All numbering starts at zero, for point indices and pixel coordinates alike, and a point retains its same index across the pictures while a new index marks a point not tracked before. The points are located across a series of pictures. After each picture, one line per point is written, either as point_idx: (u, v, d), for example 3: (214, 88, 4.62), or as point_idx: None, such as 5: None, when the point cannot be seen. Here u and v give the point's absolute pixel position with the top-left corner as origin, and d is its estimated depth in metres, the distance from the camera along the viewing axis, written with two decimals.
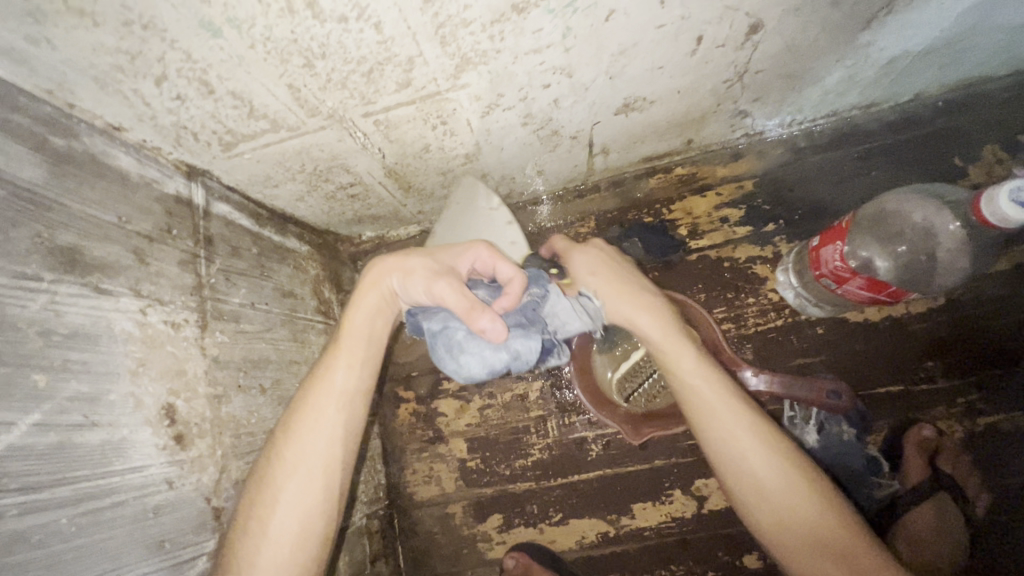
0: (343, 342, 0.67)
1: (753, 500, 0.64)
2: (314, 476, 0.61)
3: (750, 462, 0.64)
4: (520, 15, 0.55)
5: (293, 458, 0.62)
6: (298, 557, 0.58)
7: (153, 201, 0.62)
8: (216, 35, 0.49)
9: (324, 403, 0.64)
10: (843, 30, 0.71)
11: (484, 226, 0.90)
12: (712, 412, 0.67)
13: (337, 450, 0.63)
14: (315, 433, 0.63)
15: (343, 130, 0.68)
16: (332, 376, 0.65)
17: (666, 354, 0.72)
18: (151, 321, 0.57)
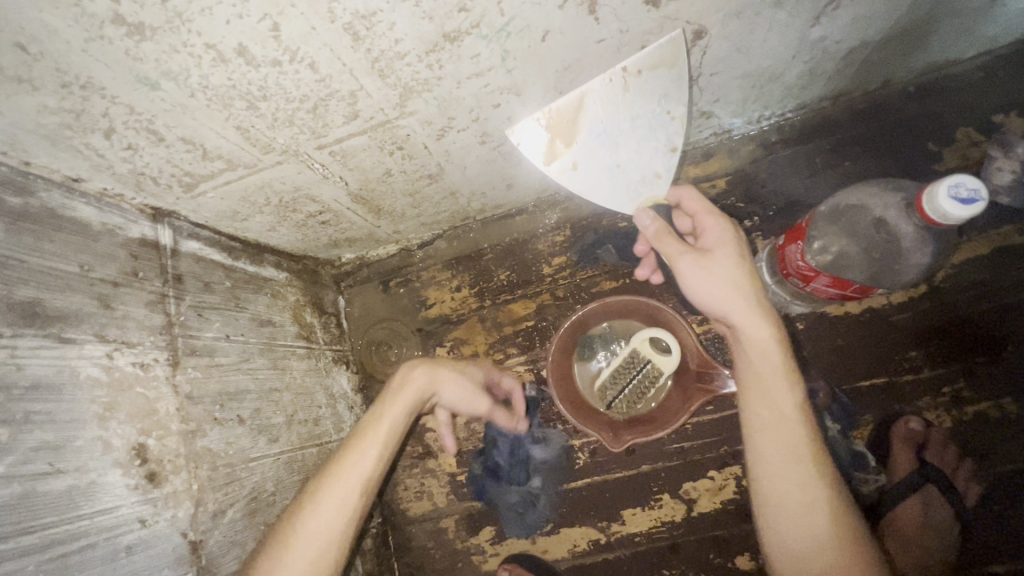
0: (376, 433, 0.73)
1: (809, 558, 0.64)
2: (320, 555, 0.64)
3: (801, 494, 0.66)
4: (453, 44, 0.55)
5: (308, 533, 0.65)
6: None
7: (117, 246, 0.64)
8: (155, 88, 0.50)
9: (344, 482, 0.68)
10: (793, 28, 0.71)
11: (644, 136, 0.71)
12: (794, 459, 0.67)
13: (343, 534, 0.66)
14: (331, 513, 0.66)
15: (301, 163, 0.70)
16: (360, 460, 0.70)
17: (754, 385, 0.71)
18: (119, 364, 0.59)
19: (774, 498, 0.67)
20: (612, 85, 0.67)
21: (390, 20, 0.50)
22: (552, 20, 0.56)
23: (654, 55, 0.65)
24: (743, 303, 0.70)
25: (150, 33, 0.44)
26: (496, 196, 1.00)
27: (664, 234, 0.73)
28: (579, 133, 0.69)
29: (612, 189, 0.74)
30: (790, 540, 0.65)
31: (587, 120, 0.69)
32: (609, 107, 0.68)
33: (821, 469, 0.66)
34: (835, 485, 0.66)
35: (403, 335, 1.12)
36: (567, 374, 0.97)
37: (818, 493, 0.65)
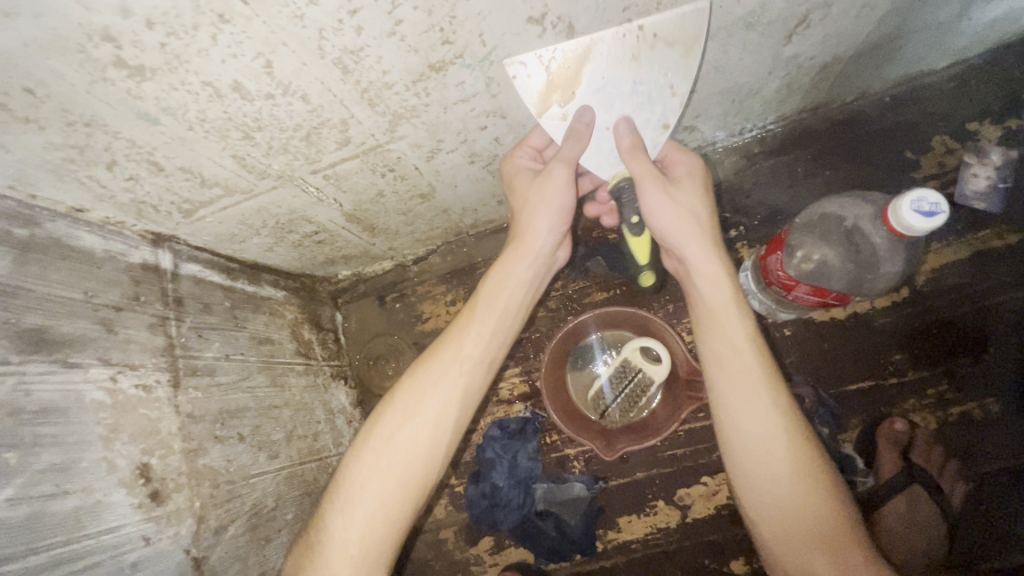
0: (478, 312, 0.77)
1: (763, 481, 0.67)
2: (426, 426, 0.71)
3: (759, 426, 0.68)
4: (438, 73, 0.58)
5: (415, 409, 0.71)
6: (398, 492, 0.68)
7: (120, 272, 0.66)
8: (155, 123, 0.53)
9: (449, 365, 0.74)
10: (766, 46, 0.74)
11: (640, 106, 0.68)
12: (747, 388, 0.69)
13: (450, 409, 0.72)
14: (437, 392, 0.72)
15: (296, 187, 0.72)
16: (462, 343, 0.75)
17: (707, 323, 0.75)
18: (122, 387, 0.61)
19: (732, 426, 0.70)
20: (623, 42, 0.61)
21: (378, 54, 0.53)
22: (532, 49, 0.59)
23: (671, 25, 0.61)
24: (694, 235, 0.73)
25: (150, 74, 0.47)
26: (488, 211, 1.02)
27: (637, 152, 0.69)
28: (579, 84, 0.64)
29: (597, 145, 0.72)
30: (744, 465, 0.69)
31: (588, 71, 0.63)
32: (616, 63, 0.63)
33: (772, 397, 0.69)
34: (791, 413, 0.69)
35: (400, 348, 1.14)
36: (560, 384, 0.98)
37: (769, 419, 0.68)
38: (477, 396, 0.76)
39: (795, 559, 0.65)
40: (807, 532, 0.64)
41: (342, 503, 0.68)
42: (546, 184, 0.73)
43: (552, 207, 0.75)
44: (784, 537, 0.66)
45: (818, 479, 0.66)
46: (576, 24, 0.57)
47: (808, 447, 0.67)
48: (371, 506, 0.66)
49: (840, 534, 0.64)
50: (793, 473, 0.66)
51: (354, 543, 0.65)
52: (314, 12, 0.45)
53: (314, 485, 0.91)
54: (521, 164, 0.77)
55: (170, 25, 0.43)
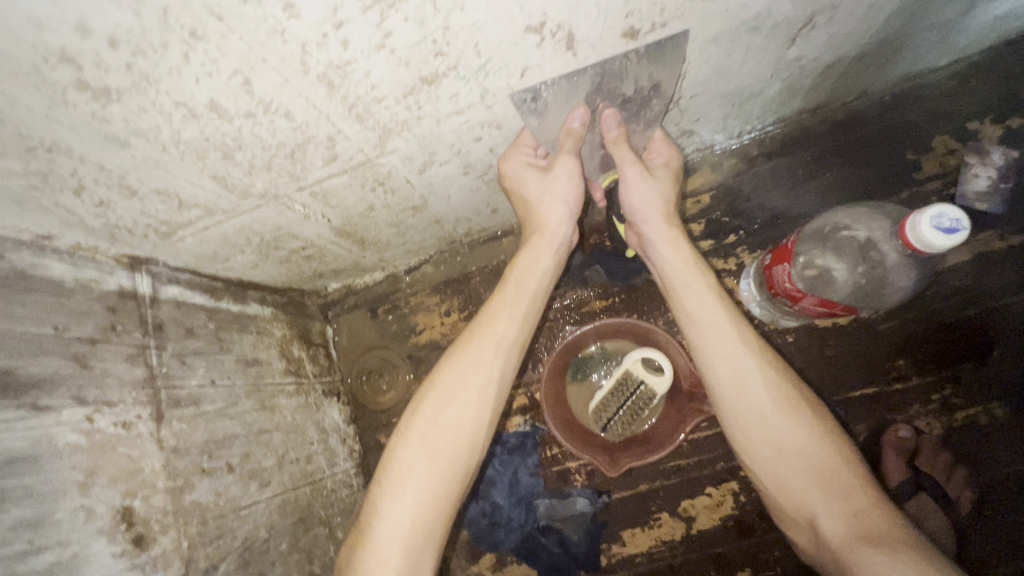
0: (509, 296, 0.74)
1: (756, 427, 0.68)
2: (469, 407, 0.67)
3: (739, 375, 0.69)
4: (431, 85, 0.54)
5: (452, 390, 0.68)
6: (447, 473, 0.65)
7: (93, 301, 0.62)
8: (125, 146, 0.49)
9: (484, 346, 0.70)
10: (769, 50, 0.71)
11: (629, 115, 0.71)
12: (721, 339, 0.70)
13: (491, 389, 0.69)
14: (475, 372, 0.69)
15: (281, 205, 0.68)
16: (495, 325, 0.72)
17: (675, 282, 0.75)
18: (99, 426, 0.57)
19: (713, 381, 0.70)
20: (614, 65, 0.61)
21: (366, 68, 0.49)
22: (530, 58, 0.55)
23: (654, 49, 0.61)
24: (657, 212, 0.75)
25: (116, 95, 0.43)
26: (482, 219, 0.99)
27: (620, 142, 0.72)
28: (576, 108, 0.66)
29: (590, 158, 0.77)
30: (735, 415, 0.69)
31: (583, 97, 0.65)
32: (603, 91, 0.65)
33: (747, 342, 0.70)
34: (768, 359, 0.70)
35: (394, 362, 1.10)
36: (560, 397, 0.96)
37: (751, 364, 0.69)
38: (514, 379, 0.72)
39: (800, 502, 0.66)
40: (806, 472, 0.65)
41: (388, 491, 0.64)
42: (562, 178, 0.72)
43: (570, 196, 0.74)
44: (784, 481, 0.66)
45: (806, 416, 0.67)
46: (577, 31, 0.53)
47: (790, 386, 0.69)
48: (420, 485, 0.63)
49: (836, 470, 0.65)
50: (784, 412, 0.67)
51: (405, 528, 0.62)
52: (296, 26, 0.42)
53: (308, 510, 0.87)
54: (521, 163, 0.73)
55: (136, 44, 0.39)
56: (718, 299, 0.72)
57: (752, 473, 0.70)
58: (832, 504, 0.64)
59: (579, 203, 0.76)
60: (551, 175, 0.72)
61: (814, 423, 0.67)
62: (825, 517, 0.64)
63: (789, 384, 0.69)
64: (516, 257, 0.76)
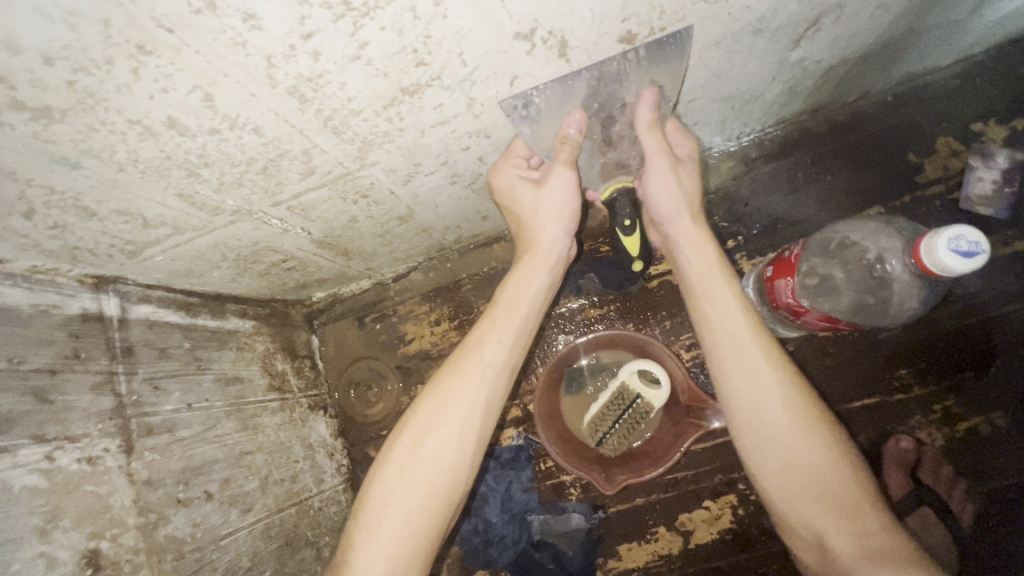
0: (498, 318, 0.70)
1: (769, 441, 0.64)
2: (450, 439, 0.64)
3: (755, 385, 0.65)
4: (413, 96, 0.50)
5: (435, 419, 0.65)
6: (426, 505, 0.62)
7: (53, 328, 0.58)
8: (76, 167, 0.45)
9: (470, 372, 0.67)
10: (772, 52, 0.67)
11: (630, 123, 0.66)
12: (738, 348, 0.67)
13: (474, 419, 0.66)
14: (459, 400, 0.66)
15: (256, 220, 0.64)
16: (482, 349, 0.68)
17: (698, 285, 0.71)
18: (61, 464, 0.53)
19: (726, 389, 0.67)
20: (612, 67, 0.57)
21: (341, 80, 0.45)
22: (520, 66, 0.51)
23: (655, 49, 0.57)
24: (685, 212, 0.71)
25: (59, 115, 0.39)
26: (472, 226, 0.95)
27: (654, 128, 0.65)
28: (572, 113, 0.61)
29: (587, 167, 0.71)
30: (748, 427, 0.66)
31: (579, 101, 0.60)
32: (602, 95, 0.60)
33: (767, 350, 0.66)
34: (788, 368, 0.66)
35: (383, 373, 1.07)
36: (553, 411, 0.94)
37: (771, 375, 0.65)
38: (500, 405, 0.69)
39: (807, 519, 0.63)
40: (817, 490, 0.62)
41: (365, 525, 0.62)
42: (554, 191, 0.68)
43: (564, 211, 0.70)
44: (793, 498, 0.64)
45: (823, 433, 0.64)
46: (570, 37, 0.49)
47: (810, 400, 0.65)
48: (397, 521, 0.61)
49: (849, 490, 0.62)
50: (800, 428, 0.64)
51: (380, 564, 0.59)
52: (258, 37, 0.38)
53: (294, 533, 0.83)
54: (512, 176, 0.69)
55: (77, 59, 0.35)
56: (738, 305, 0.68)
57: (760, 486, 0.67)
58: (841, 526, 0.61)
59: (574, 217, 0.72)
60: (544, 188, 0.68)
61: (831, 440, 0.64)
62: (834, 536, 0.61)
63: (808, 398, 0.65)
64: (506, 276, 0.73)
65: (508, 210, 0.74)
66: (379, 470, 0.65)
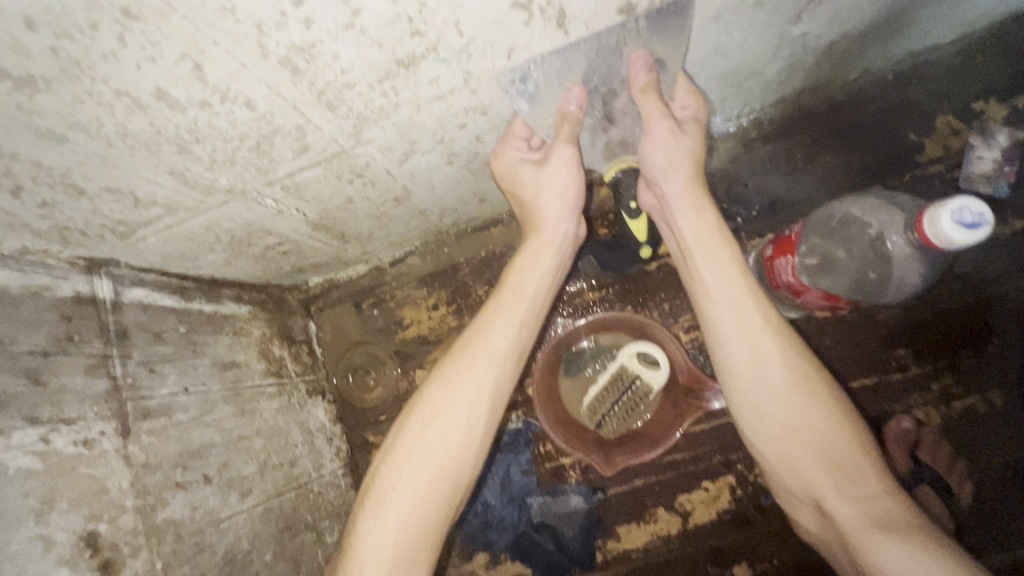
0: (505, 301, 0.70)
1: (769, 410, 0.65)
2: (457, 423, 0.64)
3: (754, 352, 0.65)
4: (409, 69, 0.49)
5: (442, 403, 0.64)
6: (434, 488, 0.62)
7: (45, 310, 0.57)
8: (63, 141, 0.44)
9: (477, 355, 0.66)
10: (774, 26, 0.66)
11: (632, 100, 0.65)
12: (738, 315, 0.66)
13: (482, 403, 0.65)
14: (467, 384, 0.65)
15: (250, 200, 0.63)
16: (488, 332, 0.68)
17: (696, 251, 0.70)
18: (56, 447, 0.53)
19: (725, 357, 0.67)
20: (610, 40, 0.56)
21: (334, 51, 0.43)
22: (518, 38, 0.50)
23: (655, 20, 0.55)
24: (683, 175, 0.68)
25: (43, 84, 0.38)
26: (469, 208, 0.94)
27: (649, 92, 0.62)
28: (571, 91, 0.61)
29: (590, 145, 0.71)
30: (748, 396, 0.66)
31: (578, 77, 0.59)
32: (603, 70, 0.59)
33: (767, 319, 0.66)
34: (788, 335, 0.66)
35: (381, 358, 1.06)
36: (553, 392, 0.94)
37: (770, 343, 0.65)
38: (507, 390, 0.68)
39: (807, 483, 0.65)
40: (817, 454, 0.64)
41: (371, 509, 0.61)
42: (557, 170, 0.67)
43: (567, 191, 0.69)
44: (794, 463, 0.65)
45: (823, 399, 0.64)
46: (569, 8, 0.48)
47: (809, 365, 0.66)
48: (404, 504, 0.60)
49: (850, 456, 0.63)
50: (800, 394, 0.64)
51: (388, 547, 0.59)
52: (248, 2, 0.36)
53: (294, 517, 0.83)
54: (513, 159, 0.69)
55: (60, 24, 0.34)
56: (740, 274, 0.67)
57: (759, 453, 0.68)
58: (841, 490, 0.62)
59: (578, 197, 0.71)
60: (545, 170, 0.67)
61: (833, 407, 0.64)
62: (833, 499, 0.63)
63: (808, 364, 0.66)
64: (512, 259, 0.72)
65: (515, 196, 0.73)
66: (386, 450, 0.65)
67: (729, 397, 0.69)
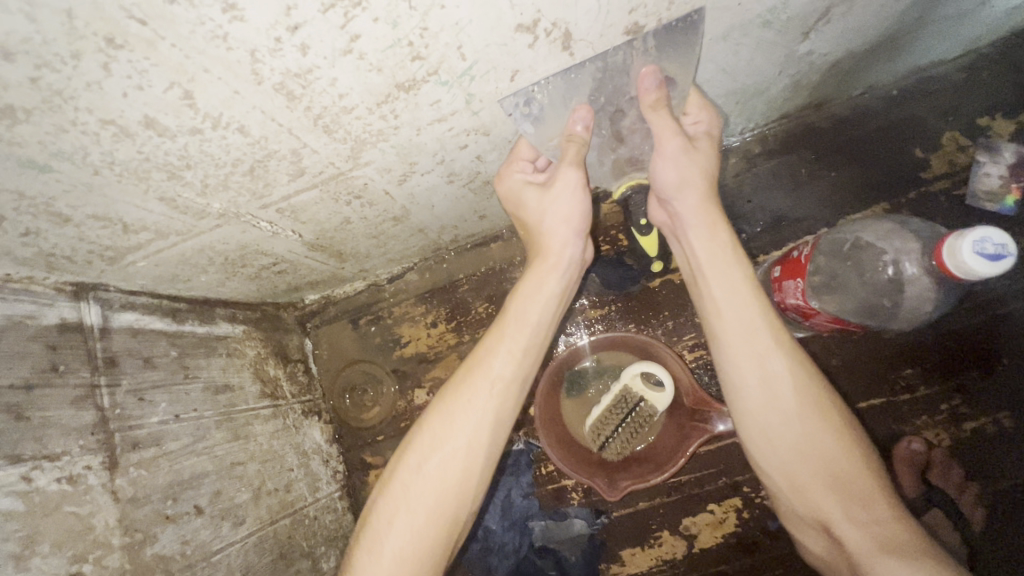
0: (508, 328, 0.68)
1: (778, 432, 0.63)
2: (456, 455, 0.62)
3: (764, 373, 0.64)
4: (409, 93, 0.48)
5: (440, 435, 0.62)
6: (430, 524, 0.60)
7: (28, 340, 0.55)
8: (47, 170, 0.42)
9: (478, 385, 0.64)
10: (780, 46, 0.65)
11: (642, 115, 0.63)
12: (749, 336, 0.64)
13: (482, 435, 0.63)
14: (466, 415, 0.63)
15: (243, 223, 0.61)
16: (490, 361, 0.66)
17: (705, 267, 0.68)
18: (39, 485, 0.50)
19: (733, 377, 0.65)
20: (617, 57, 0.54)
21: (331, 76, 0.42)
22: (521, 60, 0.49)
23: (663, 35, 0.53)
24: (695, 191, 0.66)
25: (24, 114, 0.36)
26: (469, 225, 0.92)
27: (659, 107, 0.60)
28: (576, 110, 0.59)
29: (598, 163, 0.70)
30: (757, 418, 0.64)
31: (584, 96, 0.57)
32: (608, 91, 0.58)
33: (778, 339, 0.64)
34: (800, 356, 0.64)
35: (379, 376, 1.04)
36: (555, 414, 0.92)
37: (781, 364, 0.64)
38: (509, 420, 0.66)
39: (816, 509, 0.63)
40: (828, 479, 0.61)
41: (367, 544, 0.60)
42: (563, 193, 0.66)
43: (573, 214, 0.68)
44: (803, 487, 0.63)
45: (835, 422, 0.62)
46: (575, 29, 0.47)
47: (821, 387, 0.64)
48: (400, 540, 0.58)
49: (862, 481, 0.61)
50: (811, 418, 0.62)
51: None
52: (240, 30, 0.35)
53: (288, 545, 0.81)
54: (519, 181, 0.68)
55: (40, 55, 0.32)
56: (751, 292, 0.65)
57: (766, 476, 0.66)
58: (853, 517, 0.60)
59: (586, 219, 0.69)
60: (551, 193, 0.66)
61: (844, 431, 0.62)
62: (844, 526, 0.60)
63: (821, 386, 0.64)
64: (517, 285, 0.70)
65: (521, 220, 0.72)
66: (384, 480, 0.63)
67: (737, 418, 0.67)
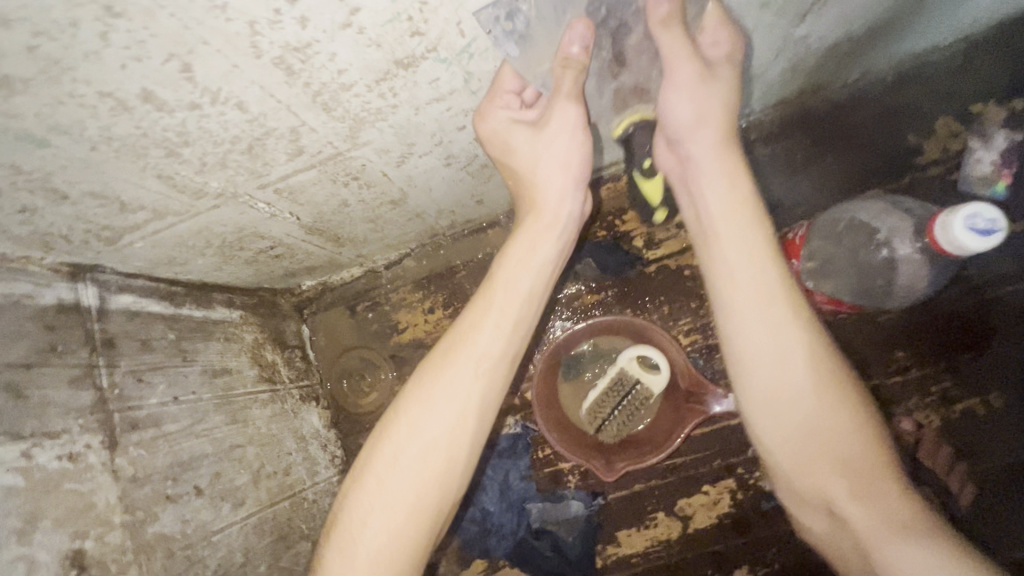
0: (496, 299, 0.67)
1: (786, 407, 0.63)
2: (442, 437, 0.62)
3: (774, 348, 0.63)
4: (408, 70, 0.48)
5: (426, 413, 0.63)
6: (419, 502, 0.61)
7: (25, 320, 0.54)
8: (44, 145, 0.42)
9: (464, 362, 0.64)
10: (777, 28, 0.65)
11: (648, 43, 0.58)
12: (760, 308, 0.63)
13: (467, 415, 0.64)
14: (452, 392, 0.63)
15: (241, 204, 0.61)
16: (479, 336, 0.65)
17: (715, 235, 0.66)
18: (39, 462, 0.51)
19: (744, 351, 0.65)
20: None
21: (331, 51, 0.42)
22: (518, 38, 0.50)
23: None
24: (706, 134, 0.63)
25: (21, 85, 0.36)
26: (467, 210, 0.92)
27: (670, 25, 0.54)
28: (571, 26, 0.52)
29: (597, 93, 0.64)
30: (764, 392, 0.64)
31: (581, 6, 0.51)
32: (605, 56, 0.57)
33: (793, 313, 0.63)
34: (814, 331, 0.63)
35: (376, 362, 1.04)
36: (553, 397, 0.92)
37: (794, 337, 0.63)
38: (497, 398, 0.66)
39: (819, 485, 0.63)
40: (832, 456, 0.62)
41: (354, 516, 0.61)
42: (557, 132, 0.61)
43: (570, 159, 0.64)
44: (806, 462, 0.63)
45: (846, 399, 0.62)
46: None
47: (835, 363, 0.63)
48: (387, 515, 0.60)
49: (869, 459, 0.61)
50: (822, 394, 0.62)
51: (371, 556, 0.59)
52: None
53: (287, 527, 0.81)
54: (504, 118, 0.60)
55: (38, 23, 0.32)
56: (766, 263, 0.64)
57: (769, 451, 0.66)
58: (856, 494, 0.60)
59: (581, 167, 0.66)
60: (543, 133, 0.61)
61: (855, 408, 0.62)
62: (847, 503, 0.61)
63: (834, 362, 0.63)
64: (504, 249, 0.69)
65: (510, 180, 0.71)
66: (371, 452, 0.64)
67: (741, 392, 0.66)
